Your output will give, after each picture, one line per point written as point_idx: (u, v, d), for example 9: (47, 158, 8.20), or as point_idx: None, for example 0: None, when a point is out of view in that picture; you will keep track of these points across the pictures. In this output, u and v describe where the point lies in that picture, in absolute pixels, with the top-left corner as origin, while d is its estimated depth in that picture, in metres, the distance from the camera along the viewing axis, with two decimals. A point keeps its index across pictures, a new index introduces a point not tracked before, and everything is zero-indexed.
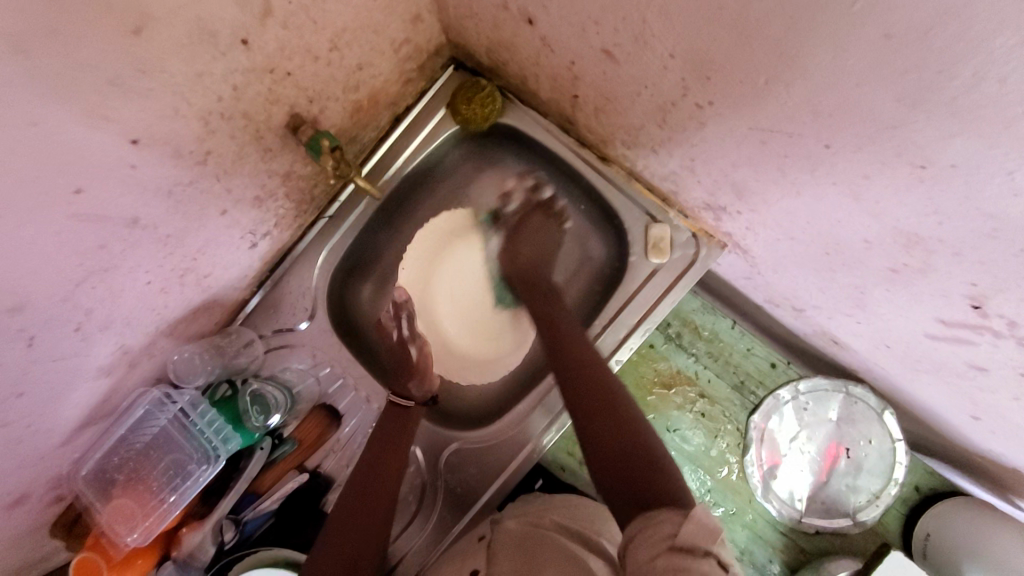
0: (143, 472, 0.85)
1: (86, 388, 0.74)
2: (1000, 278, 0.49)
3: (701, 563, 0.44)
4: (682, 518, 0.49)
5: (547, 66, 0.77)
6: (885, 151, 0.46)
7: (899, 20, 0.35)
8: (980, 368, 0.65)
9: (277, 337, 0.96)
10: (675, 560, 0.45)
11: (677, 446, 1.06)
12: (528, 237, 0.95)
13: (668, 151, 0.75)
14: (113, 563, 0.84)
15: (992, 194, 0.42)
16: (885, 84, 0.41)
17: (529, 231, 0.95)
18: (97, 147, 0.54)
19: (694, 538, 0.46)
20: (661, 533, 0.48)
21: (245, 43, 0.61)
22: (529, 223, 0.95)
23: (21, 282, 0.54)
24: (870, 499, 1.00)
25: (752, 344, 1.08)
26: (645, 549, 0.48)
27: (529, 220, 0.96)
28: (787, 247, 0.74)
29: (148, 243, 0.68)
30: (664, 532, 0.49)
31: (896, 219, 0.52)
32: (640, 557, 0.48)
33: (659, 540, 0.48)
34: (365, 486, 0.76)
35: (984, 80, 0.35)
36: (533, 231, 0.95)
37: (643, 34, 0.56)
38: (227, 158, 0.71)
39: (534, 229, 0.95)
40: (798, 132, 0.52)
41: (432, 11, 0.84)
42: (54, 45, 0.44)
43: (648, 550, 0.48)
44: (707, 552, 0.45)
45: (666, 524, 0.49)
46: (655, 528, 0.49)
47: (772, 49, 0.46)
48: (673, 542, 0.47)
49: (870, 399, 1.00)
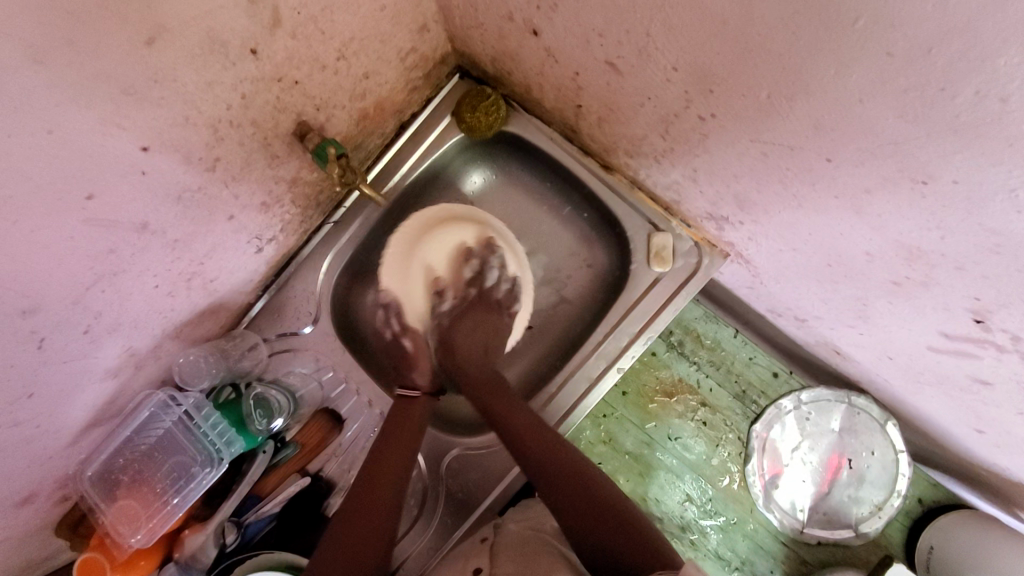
0: (147, 473, 0.87)
1: (94, 390, 0.75)
2: (1003, 293, 0.49)
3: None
4: None
5: (552, 75, 0.78)
6: (888, 165, 0.46)
7: (899, 39, 0.36)
8: (984, 382, 0.65)
9: (281, 341, 0.97)
10: None
11: (678, 454, 1.06)
12: (472, 333, 0.89)
13: (671, 162, 0.76)
14: (116, 563, 0.84)
15: (995, 211, 0.42)
16: (887, 101, 0.41)
17: (466, 330, 0.90)
18: (108, 154, 0.55)
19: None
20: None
21: (255, 52, 0.62)
22: (461, 325, 0.90)
23: (34, 285, 0.56)
24: (873, 510, 0.99)
25: (754, 353, 1.09)
26: None
27: (461, 321, 0.90)
28: (789, 258, 0.74)
29: (157, 248, 0.69)
30: None
31: (899, 233, 0.52)
32: None
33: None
34: (367, 482, 0.76)
35: (986, 98, 0.35)
36: (473, 329, 0.90)
37: (647, 47, 0.57)
38: (235, 165, 0.72)
39: (473, 326, 0.90)
40: (799, 145, 0.53)
41: (438, 20, 0.85)
42: (70, 55, 0.45)
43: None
44: None
45: None
46: None
47: (775, 65, 0.46)
48: None
49: (873, 410, 0.99)
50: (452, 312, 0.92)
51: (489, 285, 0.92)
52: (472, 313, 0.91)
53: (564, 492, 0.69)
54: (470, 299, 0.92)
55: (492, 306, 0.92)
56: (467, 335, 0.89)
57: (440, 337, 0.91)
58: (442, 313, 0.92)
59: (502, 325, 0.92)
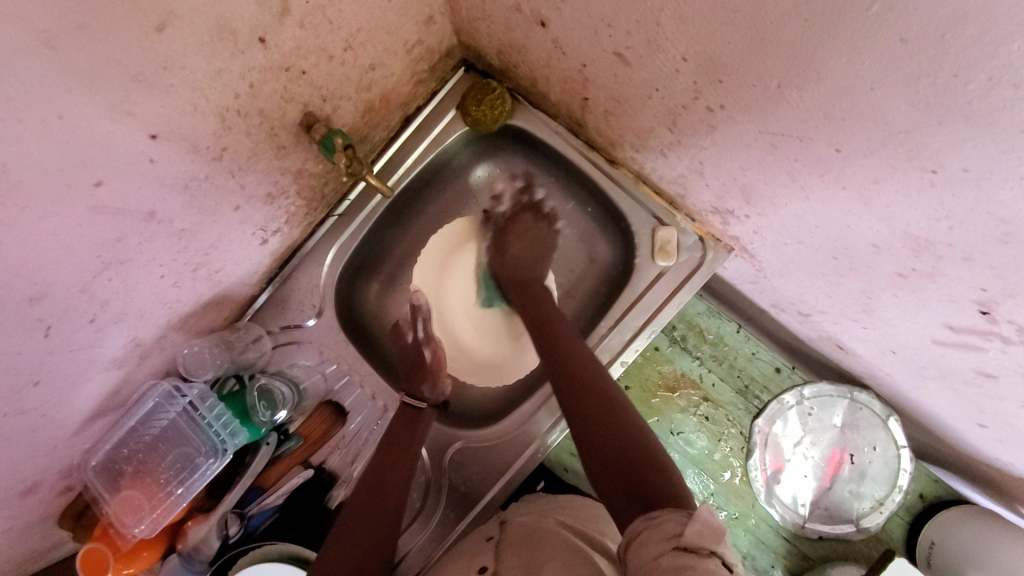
0: (150, 465, 0.86)
1: (99, 379, 0.76)
2: (1010, 283, 0.49)
3: (706, 562, 0.44)
4: (687, 519, 0.48)
5: (559, 68, 0.78)
6: (898, 155, 0.46)
7: (912, 26, 0.36)
8: (988, 374, 0.65)
9: (284, 333, 0.97)
10: (680, 558, 0.45)
11: (680, 449, 1.06)
12: (521, 237, 0.99)
13: (677, 154, 0.76)
14: (120, 554, 0.84)
15: (1004, 200, 0.42)
16: (898, 90, 0.41)
17: (516, 235, 1.00)
18: (117, 141, 0.55)
19: (701, 538, 0.46)
20: (665, 533, 0.48)
21: (263, 41, 0.62)
22: (516, 226, 1.01)
23: (41, 272, 0.56)
24: (874, 505, 1.00)
25: (757, 348, 1.09)
26: (649, 550, 0.48)
27: (517, 220, 1.01)
28: (795, 251, 0.75)
29: (163, 237, 0.69)
30: (668, 533, 0.48)
31: (906, 224, 0.53)
32: (644, 558, 0.48)
33: (663, 540, 0.47)
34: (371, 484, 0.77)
35: (999, 85, 0.35)
36: (525, 233, 1.00)
37: (656, 37, 0.57)
38: (242, 154, 0.72)
39: (524, 231, 1.00)
40: (808, 136, 0.53)
41: (445, 12, 0.85)
42: (81, 40, 0.45)
43: (653, 549, 0.47)
44: (712, 552, 0.45)
45: (670, 524, 0.48)
46: (660, 527, 0.49)
47: (786, 54, 0.47)
48: (679, 541, 0.46)
49: (874, 405, 0.99)
50: (508, 212, 1.03)
51: (538, 197, 1.02)
52: (521, 218, 1.02)
53: (589, 410, 0.70)
54: (524, 205, 1.03)
55: (541, 216, 1.02)
56: (515, 239, 1.00)
57: (497, 231, 1.01)
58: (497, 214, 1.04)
59: (545, 235, 1.00)
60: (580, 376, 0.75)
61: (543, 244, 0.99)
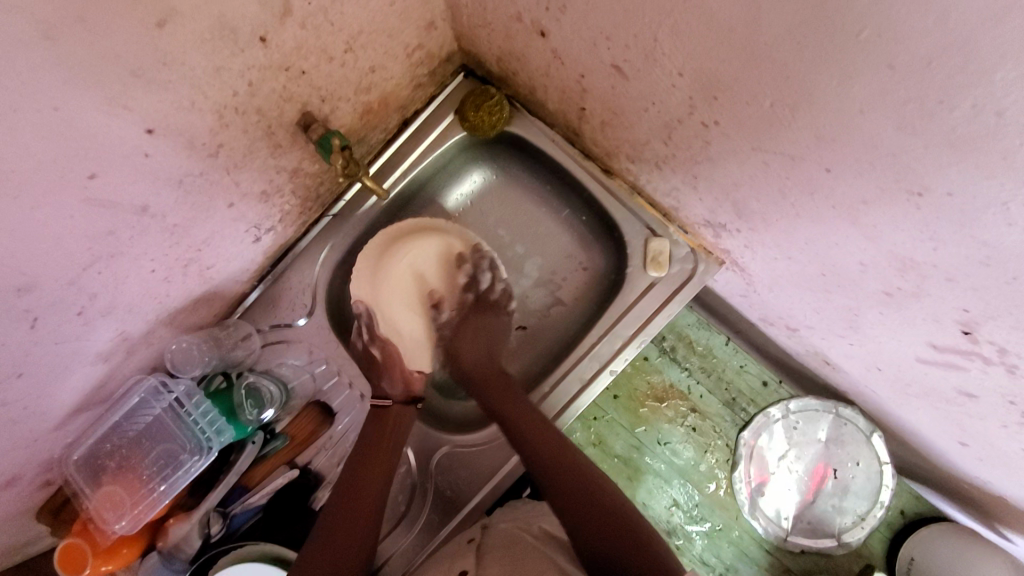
0: (133, 460, 0.85)
1: (84, 373, 0.75)
2: (992, 305, 0.50)
3: None
4: None
5: (557, 77, 0.78)
6: (885, 175, 0.47)
7: (903, 51, 0.37)
8: (970, 394, 0.66)
9: (274, 332, 0.96)
10: None
11: (667, 459, 1.07)
12: (472, 338, 0.93)
13: (671, 167, 0.77)
14: (99, 550, 0.84)
15: (989, 224, 0.43)
16: (888, 113, 0.42)
17: (468, 334, 0.93)
18: (113, 135, 0.55)
19: None
20: None
21: (264, 40, 0.62)
22: (467, 328, 0.93)
23: (30, 263, 0.55)
24: (856, 520, 1.01)
25: (745, 361, 1.10)
26: None
27: (466, 324, 0.93)
28: (785, 267, 0.75)
29: (156, 231, 0.69)
30: None
31: (893, 244, 0.54)
32: None
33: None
34: (350, 493, 0.77)
35: (983, 111, 0.36)
36: (476, 336, 0.93)
37: (654, 51, 0.58)
38: (238, 152, 0.71)
39: (476, 330, 0.93)
40: (799, 154, 0.54)
41: (446, 18, 0.85)
42: (81, 32, 0.45)
43: None
44: None
45: None
46: None
47: (780, 73, 0.47)
48: None
49: (859, 421, 1.00)
50: (453, 320, 0.94)
51: (484, 289, 0.95)
52: (469, 318, 0.94)
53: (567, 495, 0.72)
54: (466, 306, 0.94)
55: (486, 308, 0.96)
56: (469, 342, 0.93)
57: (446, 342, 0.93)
58: (442, 321, 0.94)
59: (496, 331, 0.95)
60: (547, 442, 0.79)
61: (492, 343, 0.94)
